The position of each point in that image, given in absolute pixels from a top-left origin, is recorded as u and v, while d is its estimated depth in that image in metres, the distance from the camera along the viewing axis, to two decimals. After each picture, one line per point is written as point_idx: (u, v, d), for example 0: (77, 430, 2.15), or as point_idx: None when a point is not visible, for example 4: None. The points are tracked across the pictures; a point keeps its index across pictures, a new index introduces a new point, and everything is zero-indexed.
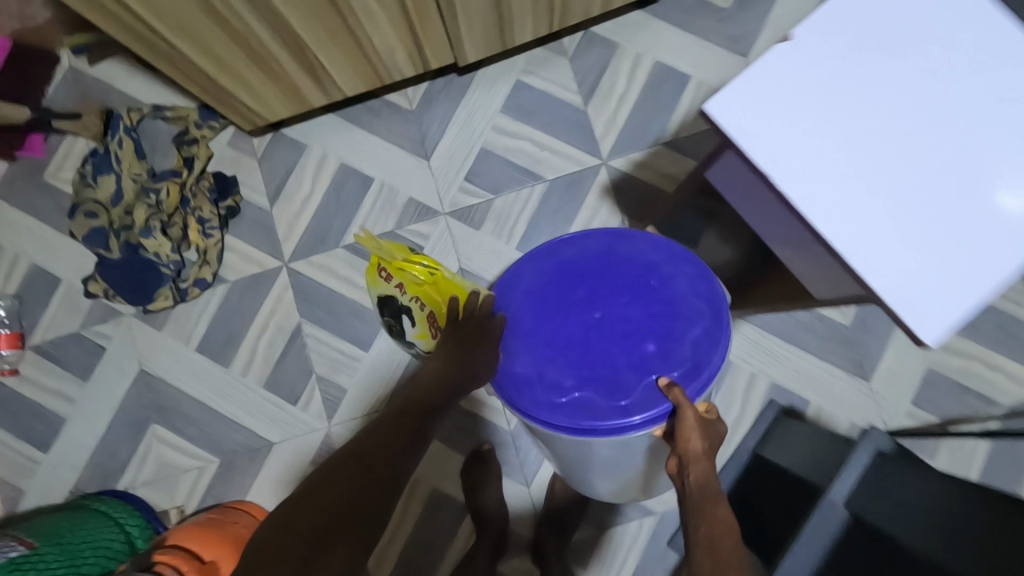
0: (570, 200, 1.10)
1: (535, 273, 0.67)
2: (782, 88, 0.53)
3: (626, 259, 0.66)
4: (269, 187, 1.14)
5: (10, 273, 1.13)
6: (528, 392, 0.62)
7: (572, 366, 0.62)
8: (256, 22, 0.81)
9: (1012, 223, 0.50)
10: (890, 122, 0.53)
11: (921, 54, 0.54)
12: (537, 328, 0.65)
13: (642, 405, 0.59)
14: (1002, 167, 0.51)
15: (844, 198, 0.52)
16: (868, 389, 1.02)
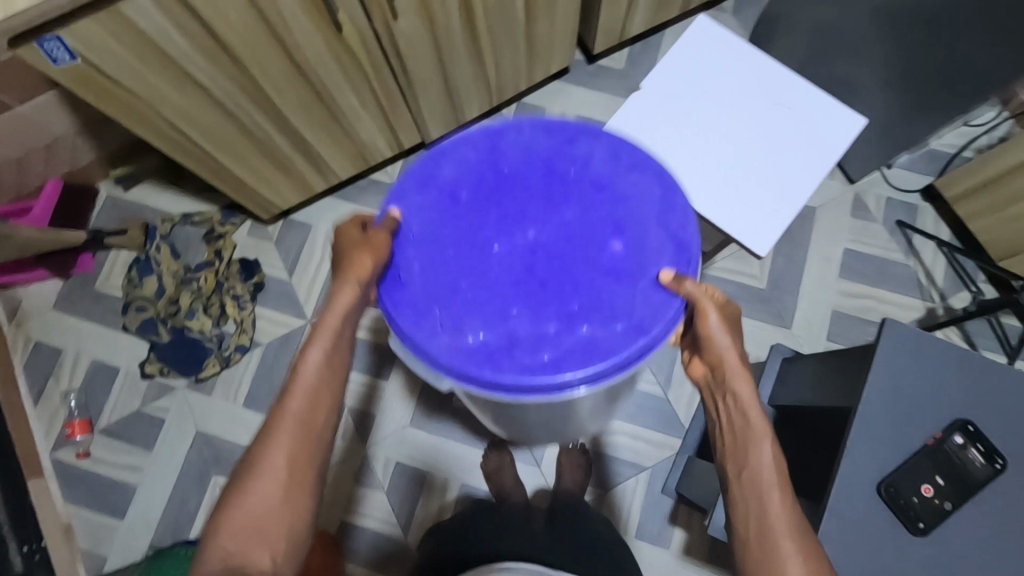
0: None
1: (420, 217, 0.68)
2: (642, 121, 0.82)
3: (514, 160, 0.70)
4: (287, 262, 1.38)
5: (74, 371, 1.33)
6: (512, 353, 0.62)
7: (547, 310, 0.64)
8: (278, 135, 1.07)
9: (795, 179, 0.80)
10: (714, 129, 0.82)
11: (723, 83, 0.83)
12: (477, 265, 0.66)
13: (656, 316, 0.63)
14: (784, 145, 0.81)
15: (695, 182, 0.81)
16: (791, 333, 1.28)
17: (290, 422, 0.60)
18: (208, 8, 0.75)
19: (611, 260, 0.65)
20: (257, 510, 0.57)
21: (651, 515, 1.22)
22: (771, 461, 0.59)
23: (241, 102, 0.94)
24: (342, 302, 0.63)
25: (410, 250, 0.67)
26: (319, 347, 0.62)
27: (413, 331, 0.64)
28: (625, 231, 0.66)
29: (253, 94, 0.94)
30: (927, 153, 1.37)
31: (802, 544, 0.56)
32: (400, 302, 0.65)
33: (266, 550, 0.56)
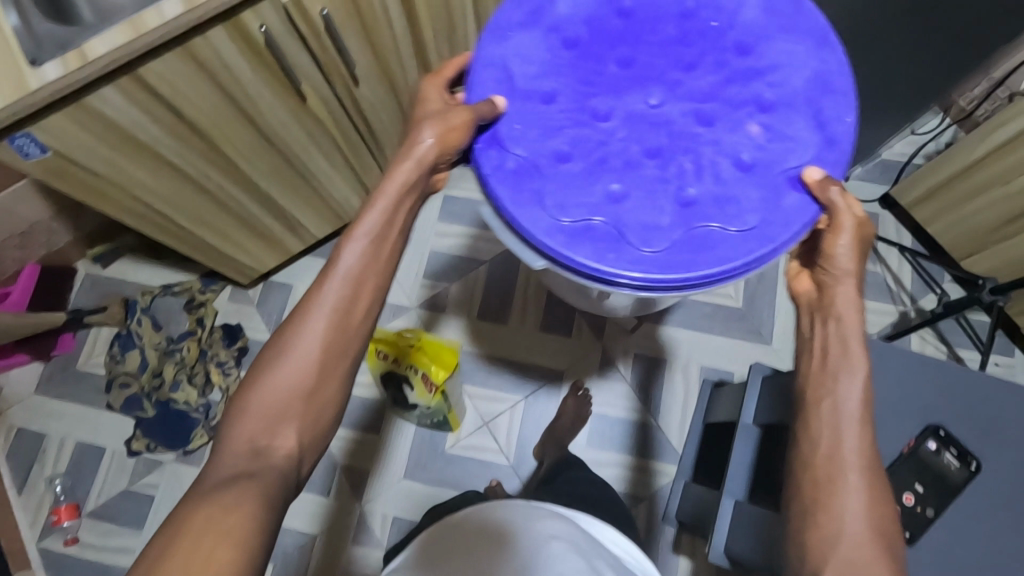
0: (509, 271, 1.40)
1: (541, 72, 0.69)
2: None
3: (661, 19, 0.70)
4: (270, 324, 1.39)
5: (59, 455, 1.31)
6: (626, 241, 0.64)
7: (667, 197, 0.65)
8: (251, 203, 1.09)
9: None
10: None
11: None
12: (599, 141, 0.66)
13: (797, 211, 0.65)
14: None
15: None
16: (770, 349, 1.31)
17: (325, 312, 0.61)
18: (175, 94, 0.79)
19: (747, 141, 0.66)
20: (282, 390, 0.59)
21: (653, 542, 1.21)
22: (859, 396, 0.62)
23: (212, 176, 0.97)
24: (394, 194, 0.64)
25: (518, 106, 0.68)
26: (365, 236, 0.63)
27: (511, 200, 0.65)
28: (763, 109, 0.67)
29: (224, 167, 0.96)
30: (879, 163, 1.43)
31: (866, 477, 0.59)
32: (506, 168, 0.66)
33: (294, 430, 0.58)
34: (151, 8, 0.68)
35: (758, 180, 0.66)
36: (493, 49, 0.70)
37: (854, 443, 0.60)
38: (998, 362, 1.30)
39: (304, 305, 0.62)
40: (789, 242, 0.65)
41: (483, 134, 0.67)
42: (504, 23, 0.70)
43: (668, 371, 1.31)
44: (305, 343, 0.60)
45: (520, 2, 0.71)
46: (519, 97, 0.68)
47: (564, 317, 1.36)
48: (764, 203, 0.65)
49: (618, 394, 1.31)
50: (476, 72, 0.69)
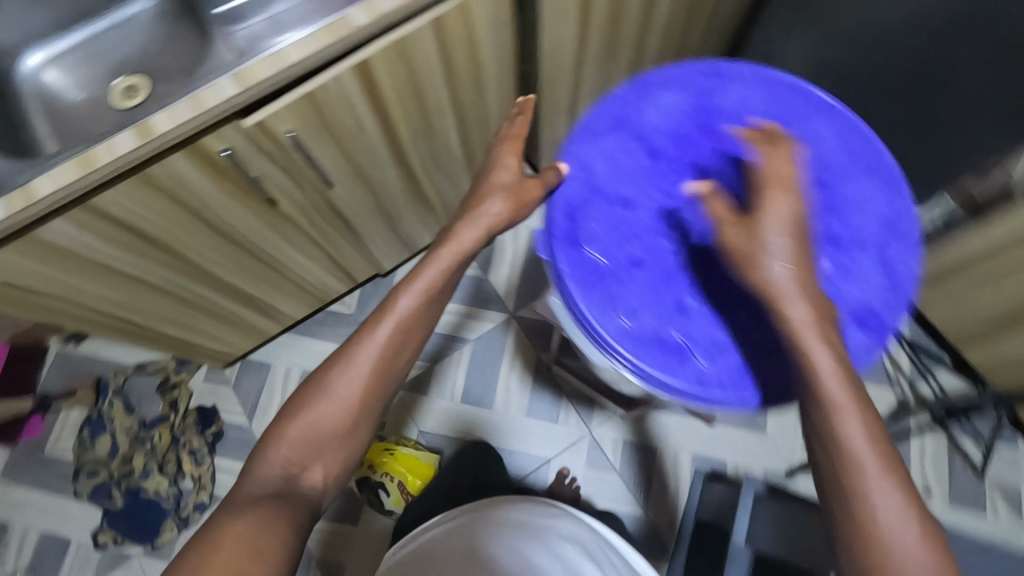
0: (494, 352, 1.36)
1: (627, 181, 0.74)
2: None
3: (745, 138, 0.75)
4: (245, 406, 1.34)
5: (22, 547, 1.25)
6: (685, 356, 0.68)
7: (725, 316, 0.69)
8: (223, 298, 1.05)
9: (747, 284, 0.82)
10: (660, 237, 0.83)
11: None
12: (664, 257, 0.71)
13: (857, 342, 0.68)
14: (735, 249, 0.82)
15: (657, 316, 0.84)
16: (765, 438, 1.26)
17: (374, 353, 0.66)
18: (132, 216, 0.75)
19: (815, 274, 0.69)
20: (323, 418, 0.64)
21: None
22: (854, 432, 0.56)
23: (178, 281, 0.93)
24: (455, 248, 0.70)
25: (596, 209, 0.73)
26: (420, 284, 0.69)
27: (587, 300, 0.69)
28: (834, 245, 0.70)
29: (190, 272, 0.92)
30: None
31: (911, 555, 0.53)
32: (579, 266, 0.70)
33: (330, 459, 0.65)
34: (102, 143, 0.65)
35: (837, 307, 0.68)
36: (586, 146, 0.75)
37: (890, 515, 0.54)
38: (1001, 455, 1.24)
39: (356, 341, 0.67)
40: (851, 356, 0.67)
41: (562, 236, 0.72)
42: (594, 125, 0.76)
43: (659, 461, 1.26)
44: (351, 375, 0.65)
45: (613, 108, 0.76)
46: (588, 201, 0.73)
47: (552, 402, 1.31)
48: (846, 317, 0.68)
49: (607, 486, 1.26)
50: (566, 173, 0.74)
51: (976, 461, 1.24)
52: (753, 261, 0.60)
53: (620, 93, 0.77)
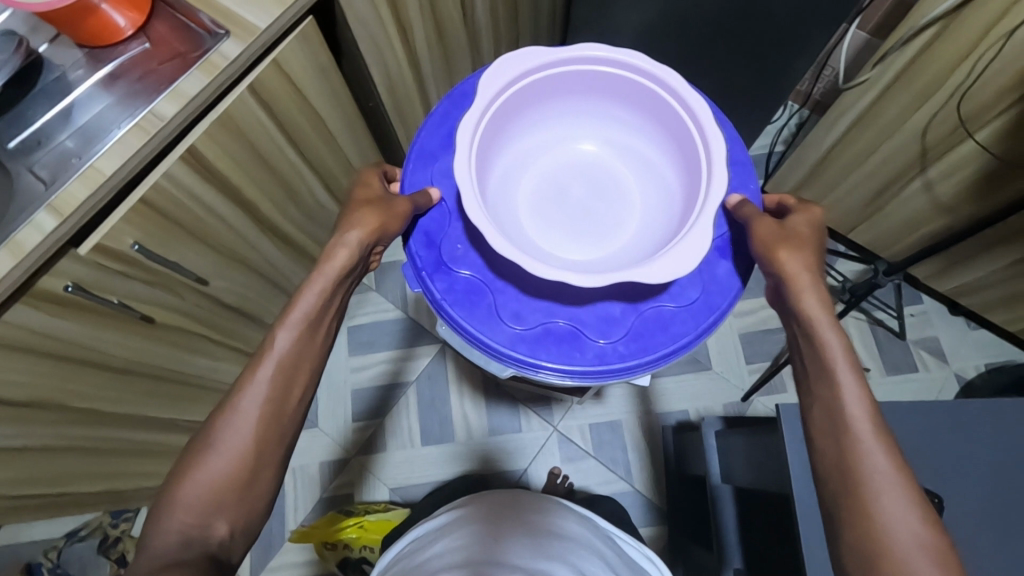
0: (437, 385, 1.32)
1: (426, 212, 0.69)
2: (577, 157, 0.72)
3: (459, 217, 0.68)
4: None
5: None
6: (552, 349, 0.65)
7: (564, 345, 0.65)
8: (133, 432, 0.96)
9: (627, 196, 0.71)
10: (586, 218, 0.70)
11: (633, 160, 0.71)
12: (485, 309, 0.66)
13: (614, 353, 0.65)
14: (585, 234, 0.69)
15: (574, 232, 0.69)
16: (713, 373, 1.30)
17: (233, 449, 0.52)
18: None
19: (599, 315, 0.66)
20: (204, 481, 0.51)
21: None
22: (813, 295, 0.58)
23: (71, 434, 0.84)
24: (339, 258, 0.59)
25: (455, 229, 0.68)
26: (295, 336, 0.56)
27: (470, 321, 0.65)
28: (582, 296, 0.66)
29: (82, 420, 0.84)
30: None
31: (892, 469, 0.51)
32: (452, 289, 0.66)
33: (225, 526, 0.50)
34: None
35: (593, 361, 0.65)
36: (421, 172, 0.70)
37: (871, 443, 0.53)
38: (913, 313, 1.33)
39: (179, 465, 0.51)
40: (620, 374, 0.65)
41: (415, 244, 0.67)
42: (428, 147, 0.71)
43: (626, 432, 1.27)
44: (213, 474, 0.51)
45: (439, 123, 0.72)
46: (426, 219, 0.68)
47: (510, 412, 1.30)
48: (579, 335, 0.65)
49: (590, 471, 1.25)
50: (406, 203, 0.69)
51: (895, 326, 1.31)
52: (782, 241, 0.60)
53: (438, 109, 0.72)
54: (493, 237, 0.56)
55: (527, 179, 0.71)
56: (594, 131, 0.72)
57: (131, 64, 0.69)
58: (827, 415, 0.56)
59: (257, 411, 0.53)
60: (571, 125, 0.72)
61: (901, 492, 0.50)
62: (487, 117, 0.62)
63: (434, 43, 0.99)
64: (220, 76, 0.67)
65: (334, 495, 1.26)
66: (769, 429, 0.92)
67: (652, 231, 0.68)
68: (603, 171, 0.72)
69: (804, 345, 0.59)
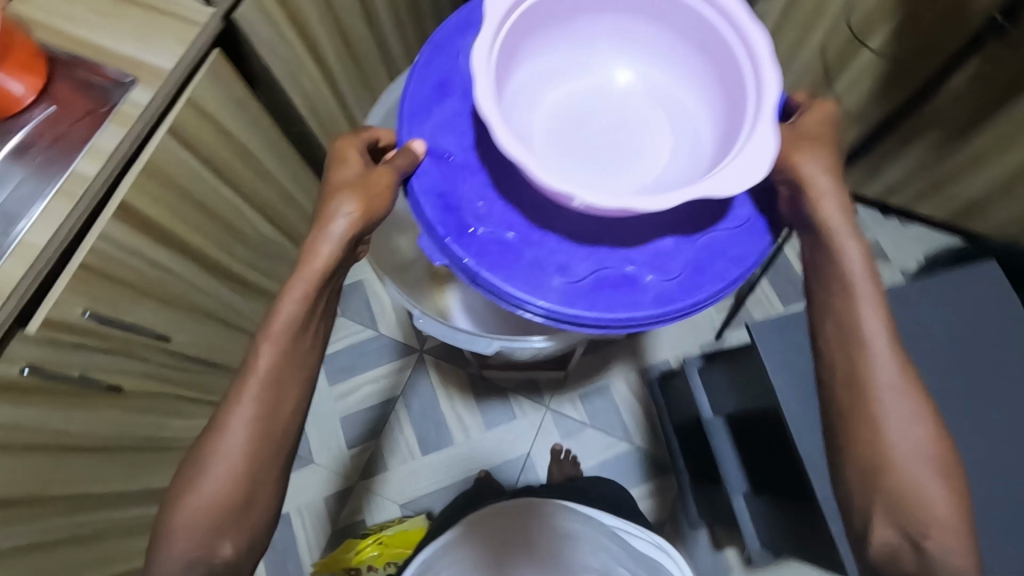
0: (425, 393, 1.32)
1: (433, 170, 0.65)
2: (593, 86, 0.68)
3: (470, 171, 0.65)
4: None
5: None
6: (602, 298, 0.62)
7: (613, 290, 0.62)
8: (125, 507, 0.93)
9: (645, 112, 0.67)
10: (611, 143, 0.66)
11: (649, 77, 0.67)
12: (524, 266, 0.63)
13: (665, 293, 0.63)
14: (615, 158, 0.65)
15: (603, 159, 0.65)
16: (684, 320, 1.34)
17: (234, 464, 0.56)
18: None
19: (645, 253, 0.64)
20: (204, 495, 0.56)
21: (691, 548, 1.21)
22: (833, 206, 0.61)
23: (63, 525, 0.81)
24: (316, 263, 0.59)
25: (473, 185, 0.65)
26: (277, 348, 0.58)
27: (510, 280, 0.62)
28: (624, 239, 0.64)
29: (71, 506, 0.81)
30: None
31: (899, 381, 0.59)
32: (482, 249, 0.63)
33: (230, 534, 0.57)
34: None
35: (648, 303, 0.62)
36: (416, 130, 0.67)
37: (883, 353, 0.59)
38: None
39: (180, 479, 0.57)
40: (671, 317, 0.63)
41: (431, 207, 0.64)
42: (418, 101, 0.68)
43: (616, 394, 1.30)
44: (214, 487, 0.56)
45: (426, 72, 0.68)
46: (436, 180, 0.65)
47: (500, 403, 1.31)
48: (631, 279, 0.63)
49: (590, 441, 1.28)
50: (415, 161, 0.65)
51: None
52: (799, 152, 0.62)
53: (422, 57, 0.69)
54: (535, 170, 0.55)
55: (539, 108, 0.66)
56: (597, 47, 0.67)
57: (40, 132, 0.67)
58: (842, 330, 0.61)
59: (249, 425, 0.57)
60: (587, 51, 0.67)
61: (903, 398, 0.58)
62: (497, 43, 0.60)
63: (346, 56, 0.99)
64: (138, 126, 0.66)
65: (346, 524, 1.24)
66: (747, 355, 0.96)
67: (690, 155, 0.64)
68: (627, 94, 0.67)
69: (823, 257, 0.63)
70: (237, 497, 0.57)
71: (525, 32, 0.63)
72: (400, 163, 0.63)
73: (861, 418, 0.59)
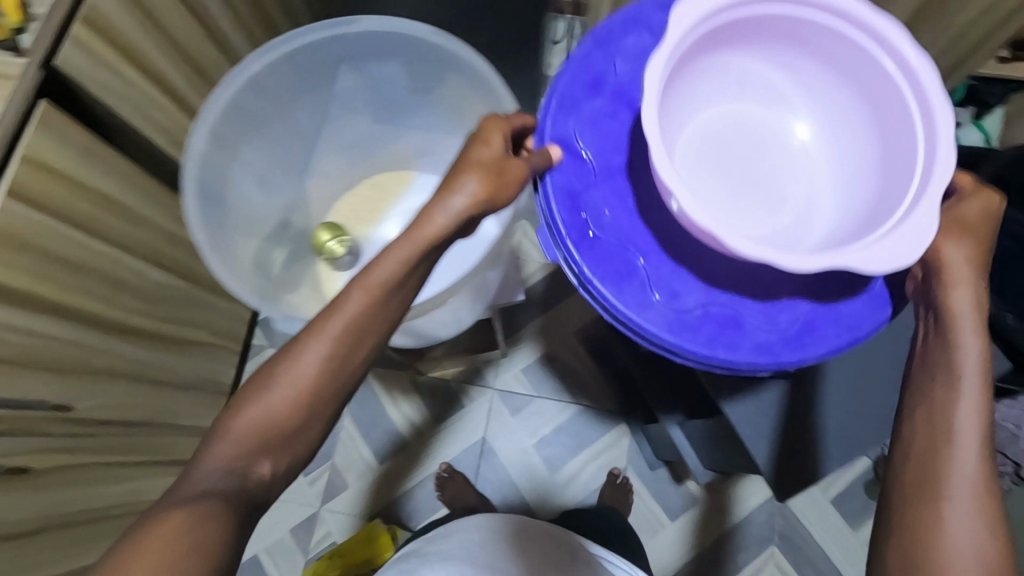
0: (369, 404, 1.31)
1: (565, 170, 0.62)
2: (760, 145, 0.64)
3: (601, 168, 0.63)
4: None
5: None
6: (701, 330, 0.61)
7: (711, 326, 0.61)
8: None
9: (806, 155, 0.63)
10: (744, 179, 0.62)
11: (855, 156, 0.61)
12: (629, 284, 0.61)
13: (766, 349, 0.61)
14: (737, 181, 0.62)
15: (723, 190, 0.61)
16: None
17: (280, 404, 0.54)
18: None
19: (758, 309, 0.61)
20: (268, 413, 0.54)
21: (654, 489, 1.26)
22: (970, 300, 0.55)
23: None
24: (434, 227, 0.58)
25: (599, 191, 0.62)
26: (374, 296, 0.57)
27: (619, 296, 0.60)
28: (764, 295, 0.62)
29: None
30: None
31: (976, 488, 0.52)
32: (602, 260, 0.61)
33: (274, 459, 0.55)
34: None
35: (740, 349, 0.60)
36: (562, 124, 0.63)
37: (965, 459, 0.53)
38: None
39: (252, 388, 0.55)
40: (766, 369, 0.61)
41: (558, 201, 0.62)
42: (571, 94, 0.64)
43: (556, 360, 1.31)
44: (273, 411, 0.55)
45: (581, 66, 0.64)
46: (568, 176, 0.62)
47: (446, 395, 1.31)
48: (750, 346, 0.61)
49: (539, 411, 1.30)
50: (541, 122, 0.63)
51: None
52: (943, 232, 0.57)
53: (581, 49, 0.64)
54: (678, 191, 0.52)
55: (689, 130, 0.62)
56: (758, 73, 0.62)
57: None
58: (931, 419, 0.55)
59: (325, 360, 0.55)
60: (767, 104, 0.63)
61: (973, 503, 0.52)
62: (675, 64, 0.55)
63: (199, 83, 0.96)
64: None
65: (317, 551, 1.23)
66: None
67: (824, 199, 0.62)
68: (778, 147, 0.64)
69: (934, 346, 0.57)
70: (283, 427, 0.55)
71: (718, 49, 0.59)
72: (464, 204, 0.59)
73: (920, 523, 0.53)
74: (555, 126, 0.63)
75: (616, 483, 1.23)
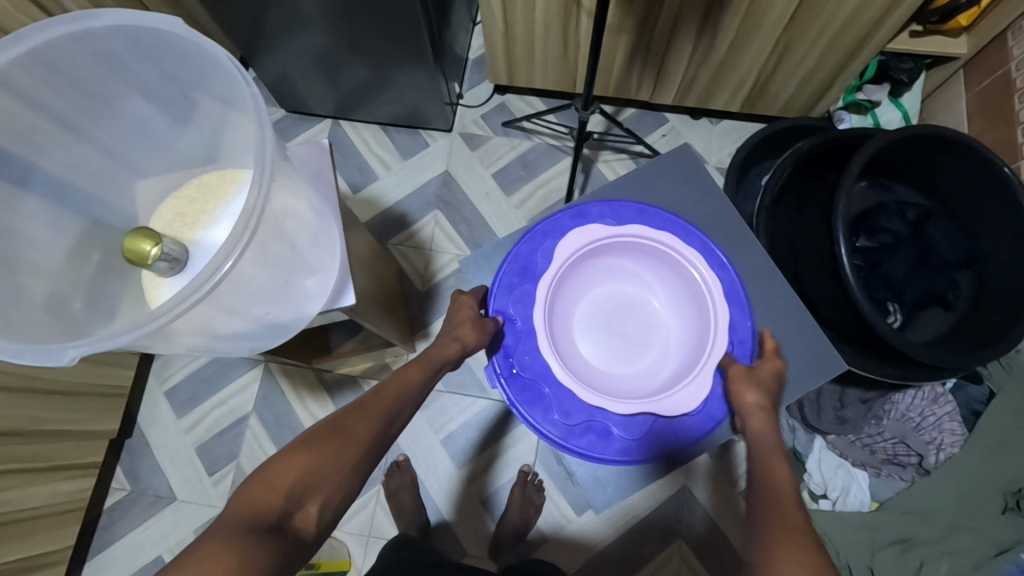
0: (276, 402, 1.29)
1: (504, 332, 0.77)
2: (631, 319, 0.84)
3: (529, 329, 0.77)
4: None
5: None
6: (587, 439, 0.74)
7: (589, 436, 0.74)
8: None
9: (664, 320, 0.83)
10: (610, 343, 0.83)
11: (683, 331, 0.82)
12: (534, 411, 0.74)
13: (626, 446, 0.74)
14: (606, 344, 0.83)
15: (606, 355, 0.82)
16: None
17: (358, 436, 0.60)
18: None
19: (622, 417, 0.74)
20: (320, 451, 0.56)
21: (563, 481, 1.24)
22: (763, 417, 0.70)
23: None
24: (447, 351, 0.74)
25: (528, 343, 0.77)
26: (415, 377, 0.70)
27: (530, 416, 0.74)
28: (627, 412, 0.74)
29: None
30: (470, 69, 1.48)
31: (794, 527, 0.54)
32: (522, 390, 0.75)
33: (316, 504, 0.54)
34: None
35: (601, 452, 0.74)
36: (501, 300, 0.78)
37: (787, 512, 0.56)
38: (663, 133, 1.40)
39: (308, 434, 0.58)
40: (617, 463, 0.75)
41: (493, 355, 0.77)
42: (505, 279, 0.79)
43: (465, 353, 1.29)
44: (329, 451, 0.57)
45: (514, 256, 0.79)
46: (507, 336, 0.77)
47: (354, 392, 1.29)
48: (612, 448, 0.74)
49: (448, 406, 1.28)
50: (495, 294, 0.79)
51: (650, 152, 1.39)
52: (743, 380, 0.72)
53: (517, 244, 0.79)
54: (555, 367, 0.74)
55: (579, 306, 0.83)
56: (637, 269, 0.83)
57: None
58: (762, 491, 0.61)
59: (372, 418, 0.62)
60: (641, 288, 0.84)
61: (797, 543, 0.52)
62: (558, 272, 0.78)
63: None
64: None
65: None
66: None
67: (676, 357, 0.81)
68: (643, 319, 0.84)
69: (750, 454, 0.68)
70: (334, 468, 0.56)
71: (593, 261, 0.81)
72: (447, 343, 0.75)
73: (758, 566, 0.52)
74: (503, 300, 0.78)
75: (526, 480, 1.20)
